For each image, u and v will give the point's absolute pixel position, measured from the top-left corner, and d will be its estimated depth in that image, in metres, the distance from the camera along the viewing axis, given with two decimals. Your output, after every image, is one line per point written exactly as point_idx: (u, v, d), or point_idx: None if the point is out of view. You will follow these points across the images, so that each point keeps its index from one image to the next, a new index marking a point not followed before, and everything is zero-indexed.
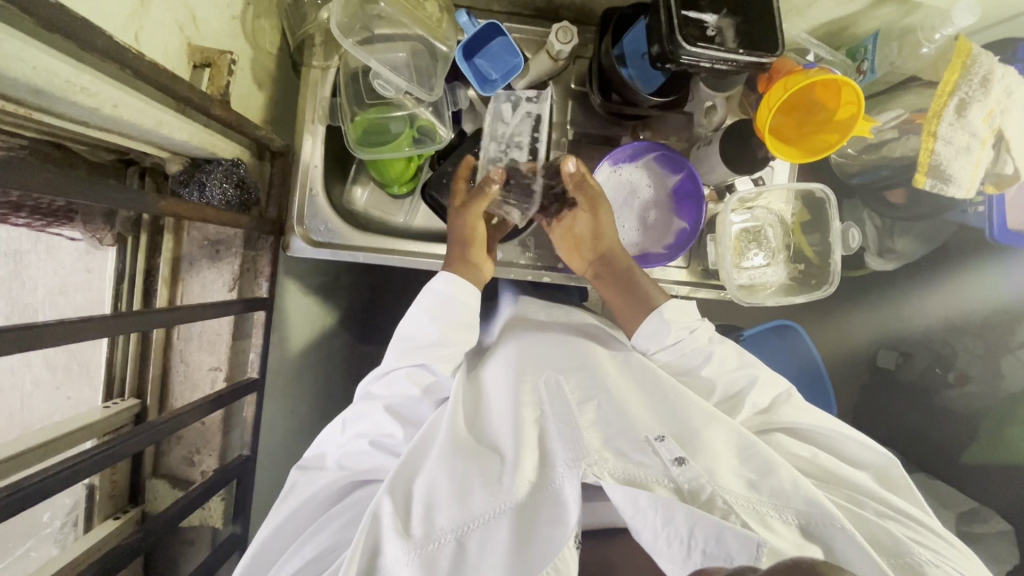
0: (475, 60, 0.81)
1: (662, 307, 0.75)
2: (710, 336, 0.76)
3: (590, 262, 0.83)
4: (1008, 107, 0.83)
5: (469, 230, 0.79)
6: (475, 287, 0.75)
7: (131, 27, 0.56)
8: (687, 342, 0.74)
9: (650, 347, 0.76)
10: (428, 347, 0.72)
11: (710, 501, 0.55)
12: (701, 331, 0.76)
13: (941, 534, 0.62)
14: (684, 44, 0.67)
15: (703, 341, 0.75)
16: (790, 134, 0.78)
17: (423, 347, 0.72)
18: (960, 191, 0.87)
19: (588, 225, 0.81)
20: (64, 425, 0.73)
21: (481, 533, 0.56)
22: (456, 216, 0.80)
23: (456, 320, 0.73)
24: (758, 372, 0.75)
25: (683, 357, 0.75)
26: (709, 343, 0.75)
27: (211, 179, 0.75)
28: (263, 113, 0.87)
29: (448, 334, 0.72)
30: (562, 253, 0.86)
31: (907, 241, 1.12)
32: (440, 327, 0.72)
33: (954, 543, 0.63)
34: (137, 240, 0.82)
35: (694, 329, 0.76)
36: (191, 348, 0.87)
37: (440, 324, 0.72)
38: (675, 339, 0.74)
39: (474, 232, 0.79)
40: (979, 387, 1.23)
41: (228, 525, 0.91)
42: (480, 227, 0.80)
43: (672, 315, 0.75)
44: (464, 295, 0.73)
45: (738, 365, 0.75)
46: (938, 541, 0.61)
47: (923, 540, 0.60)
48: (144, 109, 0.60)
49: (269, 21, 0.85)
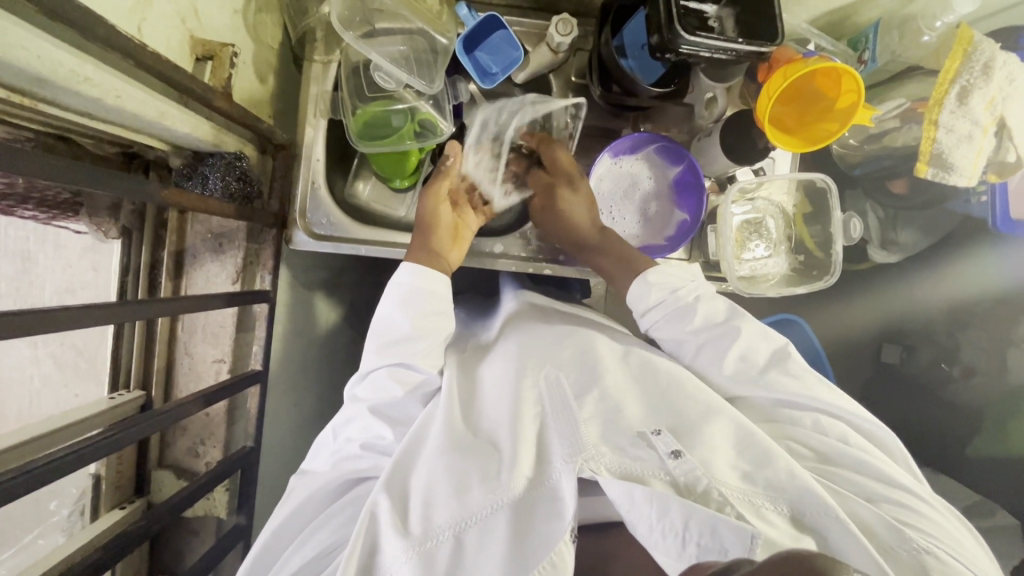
0: (475, 53, 0.81)
1: (646, 272, 0.76)
2: (697, 295, 0.76)
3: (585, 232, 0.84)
4: (1011, 93, 0.82)
5: (433, 214, 0.80)
6: (442, 274, 0.76)
7: (134, 18, 0.57)
8: (672, 300, 0.76)
9: (637, 308, 0.77)
10: (403, 342, 0.72)
11: (706, 493, 0.55)
12: (685, 292, 0.76)
13: (934, 514, 0.60)
14: (684, 33, 0.67)
15: (687, 300, 0.76)
16: (792, 124, 0.78)
17: (398, 342, 0.72)
18: (963, 179, 0.86)
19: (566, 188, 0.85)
20: (70, 415, 0.74)
21: (478, 529, 0.57)
22: (422, 203, 0.82)
23: (423, 310, 0.73)
24: (743, 325, 0.73)
25: (668, 318, 0.76)
26: (695, 301, 0.76)
27: (214, 172, 0.77)
28: (265, 106, 0.87)
29: (421, 326, 0.73)
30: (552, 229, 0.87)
31: (911, 233, 1.12)
32: (412, 319, 0.72)
33: (958, 529, 0.62)
34: (142, 234, 0.84)
35: (677, 288, 0.76)
36: (195, 340, 0.88)
37: (413, 317, 0.72)
38: (657, 299, 0.76)
39: (438, 219, 0.80)
40: (984, 377, 1.22)
41: (232, 515, 0.92)
42: (443, 215, 0.81)
43: (656, 278, 0.76)
44: (432, 282, 0.74)
45: (723, 320, 0.74)
46: (930, 520, 0.59)
47: (917, 524, 0.59)
48: (146, 100, 0.60)
49: (270, 15, 0.86)
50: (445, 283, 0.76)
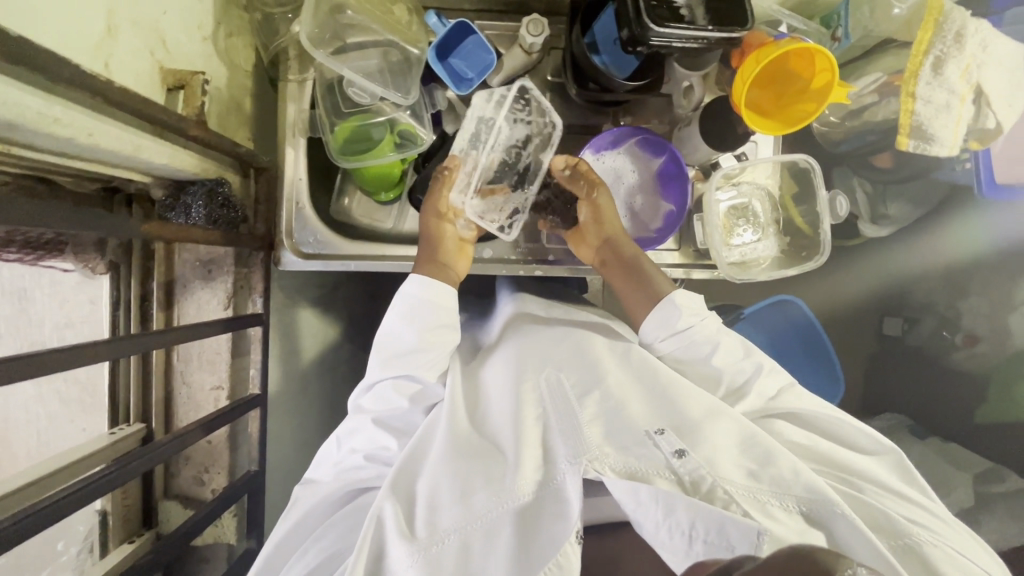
0: (446, 61, 0.82)
1: (673, 295, 0.75)
2: (717, 326, 0.75)
3: (597, 249, 0.84)
4: (986, 60, 0.82)
5: (436, 231, 0.80)
6: (452, 289, 0.76)
7: (101, 55, 0.56)
8: (698, 329, 0.73)
9: (656, 336, 0.75)
10: (410, 354, 0.72)
11: (711, 492, 0.55)
12: (711, 322, 0.75)
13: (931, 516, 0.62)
14: (652, 26, 0.67)
15: (710, 333, 0.74)
16: (768, 106, 0.77)
17: (403, 356, 0.72)
18: (945, 149, 0.86)
19: (592, 211, 0.83)
20: (70, 454, 0.74)
21: (484, 531, 0.56)
22: (426, 216, 0.81)
23: (431, 323, 0.73)
24: (762, 360, 0.75)
25: (688, 351, 0.74)
26: (717, 335, 0.74)
27: (196, 200, 0.76)
28: (245, 131, 0.87)
29: (427, 340, 0.73)
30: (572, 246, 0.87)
31: (900, 205, 1.11)
32: (418, 332, 0.73)
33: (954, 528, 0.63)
34: (130, 268, 0.83)
35: (703, 317, 0.75)
36: (192, 369, 0.88)
37: (419, 330, 0.73)
38: (685, 327, 0.74)
39: (442, 232, 0.80)
40: (987, 347, 1.22)
41: (242, 540, 0.92)
42: (446, 227, 0.81)
43: (682, 302, 0.75)
44: (440, 296, 0.75)
45: (744, 354, 0.75)
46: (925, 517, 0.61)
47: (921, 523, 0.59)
48: (121, 135, 0.60)
49: (241, 38, 0.85)
50: (453, 297, 0.76)
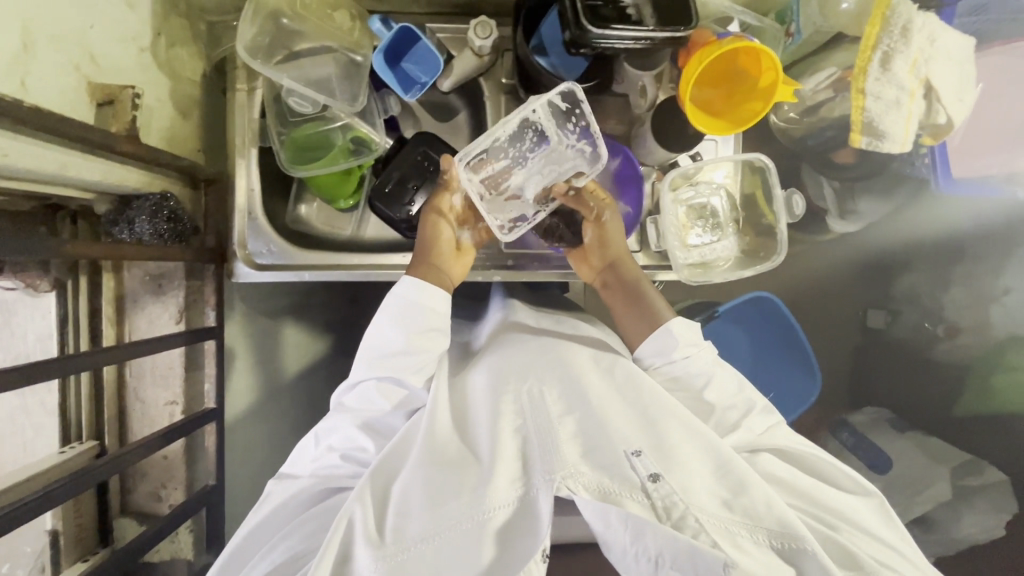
0: (398, 65, 0.80)
1: (671, 324, 0.74)
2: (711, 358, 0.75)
3: (599, 271, 0.83)
4: (934, 54, 0.80)
5: (432, 236, 0.78)
6: (442, 292, 0.74)
7: (14, 71, 0.55)
8: (694, 360, 0.73)
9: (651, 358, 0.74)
10: (397, 355, 0.71)
11: (683, 519, 0.53)
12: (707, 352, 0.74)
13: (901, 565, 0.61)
14: (592, 28, 0.66)
15: (704, 364, 0.73)
16: (721, 105, 0.76)
17: (392, 359, 0.71)
18: (895, 145, 0.83)
19: (598, 233, 0.82)
20: (14, 475, 0.73)
21: (449, 543, 0.55)
22: (424, 222, 0.80)
23: (421, 327, 0.72)
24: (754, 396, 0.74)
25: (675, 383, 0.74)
26: (711, 366, 0.74)
27: (139, 215, 0.75)
28: (193, 141, 0.86)
29: (414, 343, 0.71)
30: (573, 263, 0.86)
31: (868, 200, 1.10)
32: (407, 336, 0.71)
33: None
34: (77, 283, 0.81)
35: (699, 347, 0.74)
36: (145, 384, 0.88)
37: (408, 333, 0.71)
38: (682, 355, 0.73)
39: (437, 237, 0.78)
40: (969, 337, 1.21)
41: (200, 555, 0.91)
42: (443, 232, 0.79)
43: (678, 329, 0.74)
44: (433, 301, 0.73)
45: (737, 389, 0.74)
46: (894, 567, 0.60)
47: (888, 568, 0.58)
48: (41, 152, 0.59)
49: (185, 47, 0.84)
50: (444, 299, 0.74)
